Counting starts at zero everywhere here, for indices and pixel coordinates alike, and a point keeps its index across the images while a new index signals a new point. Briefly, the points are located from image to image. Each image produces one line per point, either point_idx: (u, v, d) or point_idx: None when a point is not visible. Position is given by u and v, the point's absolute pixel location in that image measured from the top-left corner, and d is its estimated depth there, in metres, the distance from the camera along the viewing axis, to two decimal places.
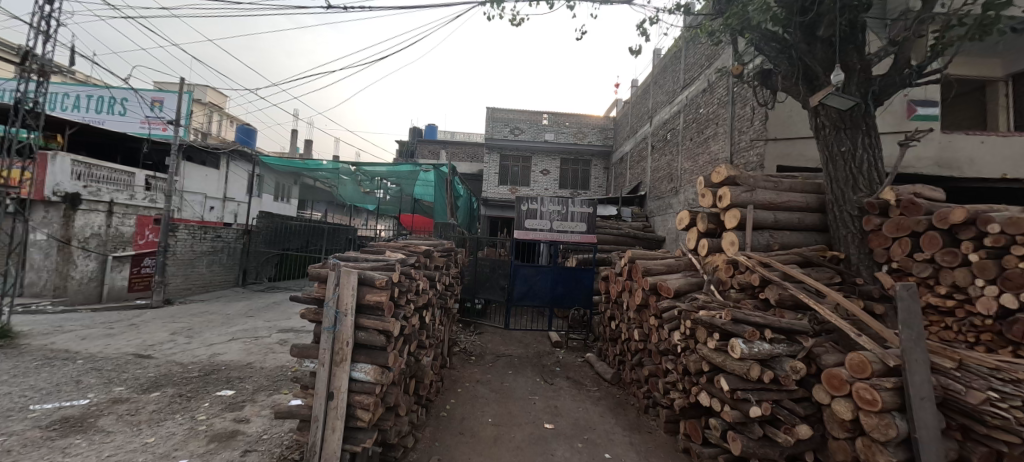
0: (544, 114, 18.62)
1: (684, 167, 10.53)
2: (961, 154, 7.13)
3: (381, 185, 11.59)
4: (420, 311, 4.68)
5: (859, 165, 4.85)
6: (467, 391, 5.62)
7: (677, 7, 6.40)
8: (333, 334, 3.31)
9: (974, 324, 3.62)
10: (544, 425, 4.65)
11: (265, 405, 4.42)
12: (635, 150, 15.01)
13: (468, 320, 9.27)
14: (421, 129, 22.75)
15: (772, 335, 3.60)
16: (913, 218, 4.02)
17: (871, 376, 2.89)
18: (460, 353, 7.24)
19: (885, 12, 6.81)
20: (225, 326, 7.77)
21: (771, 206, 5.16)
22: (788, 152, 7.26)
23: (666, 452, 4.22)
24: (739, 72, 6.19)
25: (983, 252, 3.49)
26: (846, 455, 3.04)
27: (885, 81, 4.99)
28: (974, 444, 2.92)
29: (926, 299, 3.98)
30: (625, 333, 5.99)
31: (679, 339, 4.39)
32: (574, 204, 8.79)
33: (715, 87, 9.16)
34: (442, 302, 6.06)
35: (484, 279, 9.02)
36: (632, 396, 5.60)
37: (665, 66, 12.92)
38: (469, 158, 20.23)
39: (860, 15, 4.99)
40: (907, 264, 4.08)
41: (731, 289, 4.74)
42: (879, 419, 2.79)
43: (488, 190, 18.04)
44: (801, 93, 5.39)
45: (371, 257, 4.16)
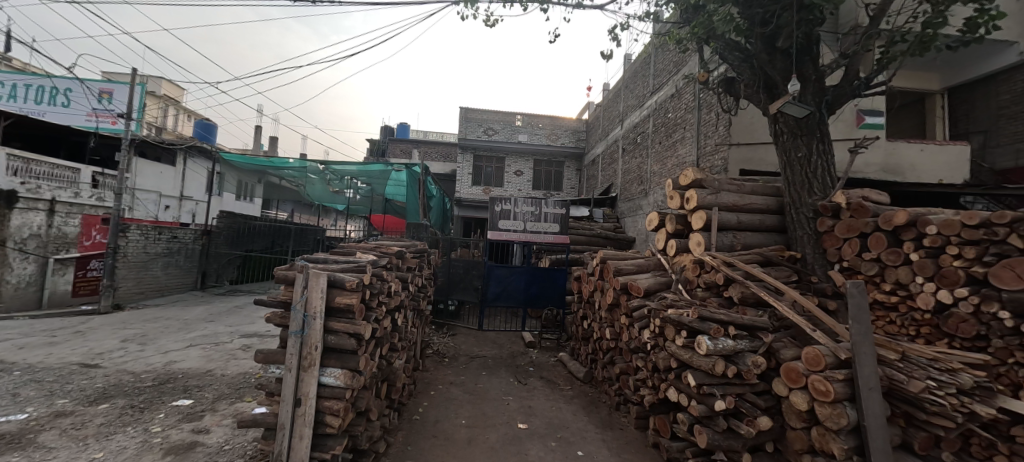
0: (517, 115, 18.70)
1: (653, 169, 10.84)
2: (904, 161, 7.69)
3: (351, 184, 11.33)
4: (392, 313, 4.61)
5: (814, 169, 5.15)
6: (441, 393, 5.56)
7: (647, 14, 6.59)
8: (301, 338, 3.20)
9: (914, 318, 3.88)
10: (517, 425, 4.67)
11: (227, 413, 4.22)
12: (606, 153, 15.31)
13: (441, 321, 9.17)
14: (393, 128, 22.36)
15: (735, 332, 3.75)
16: (862, 220, 4.33)
17: (824, 369, 3.08)
18: (433, 355, 7.16)
19: (837, 26, 7.24)
20: (183, 332, 7.35)
21: (734, 208, 5.39)
22: (750, 156, 7.61)
23: (637, 447, 4.33)
24: (705, 79, 6.43)
25: (922, 252, 3.77)
26: (803, 444, 3.22)
27: (838, 91, 5.30)
28: (915, 429, 3.18)
29: (873, 295, 4.25)
30: (597, 332, 6.10)
31: (649, 337, 4.51)
32: (547, 205, 8.87)
33: (683, 93, 9.48)
34: (415, 304, 5.97)
35: (457, 280, 8.97)
36: (604, 393, 5.71)
37: (635, 70, 13.26)
38: (442, 158, 20.04)
39: (815, 29, 5.28)
40: (856, 264, 4.37)
41: (697, 288, 4.91)
42: (832, 409, 2.97)
43: (461, 190, 17.92)
44: (762, 100, 5.66)
45: (341, 259, 4.05)
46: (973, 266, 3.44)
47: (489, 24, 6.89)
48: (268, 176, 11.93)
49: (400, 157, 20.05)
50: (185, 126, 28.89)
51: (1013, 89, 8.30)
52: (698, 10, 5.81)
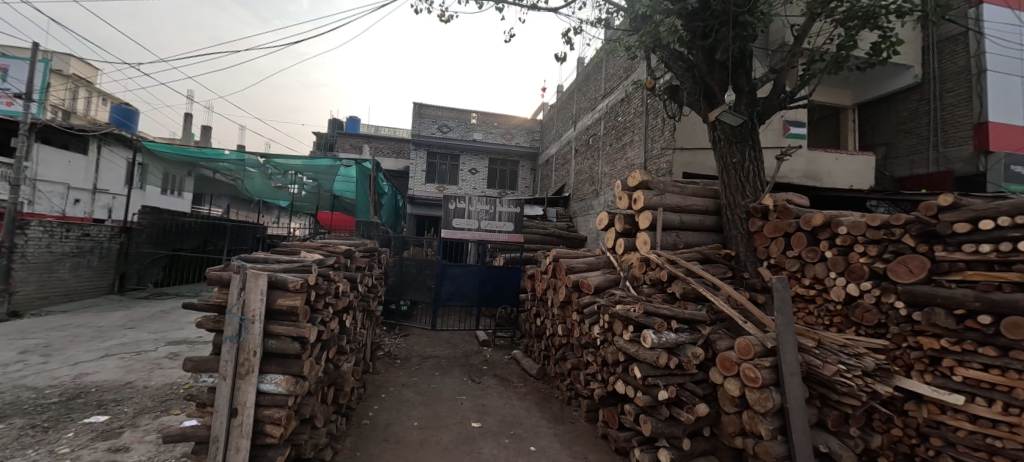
0: (472, 114, 18.58)
1: (604, 171, 11.21)
2: (822, 169, 8.54)
3: (296, 179, 10.68)
4: (340, 314, 4.42)
5: (746, 174, 5.59)
6: (392, 396, 5.41)
7: (599, 20, 6.82)
8: (238, 343, 2.98)
9: (828, 310, 4.32)
10: (471, 424, 4.66)
11: (151, 429, 3.83)
12: (560, 154, 15.65)
13: (393, 322, 8.90)
14: (342, 121, 21.38)
15: (677, 325, 3.98)
16: (786, 221, 4.76)
17: (753, 357, 3.36)
18: (385, 356, 6.95)
19: (767, 42, 7.88)
20: (97, 341, 6.57)
21: (677, 209, 5.73)
22: (692, 160, 8.06)
23: (587, 439, 4.48)
24: (652, 85, 6.73)
25: (835, 249, 4.21)
26: (735, 428, 3.49)
27: (767, 103, 5.80)
28: (828, 408, 3.57)
29: (795, 290, 4.68)
30: (550, 329, 6.22)
31: (598, 333, 4.67)
32: (501, 204, 8.88)
33: (632, 98, 9.90)
34: (365, 305, 5.76)
35: (410, 279, 8.76)
36: (556, 389, 5.85)
37: (588, 74, 13.64)
38: (395, 154, 19.46)
39: (748, 45, 5.71)
40: (781, 261, 4.80)
41: (644, 285, 5.16)
42: (760, 393, 3.24)
43: (414, 187, 17.51)
44: (702, 109, 6.06)
45: (283, 258, 3.84)
46: (875, 262, 3.88)
47: (442, 19, 6.78)
48: (201, 170, 10.95)
49: (350, 152, 19.19)
50: (100, 110, 25.86)
51: (908, 107, 9.71)
52: (645, 19, 6.10)
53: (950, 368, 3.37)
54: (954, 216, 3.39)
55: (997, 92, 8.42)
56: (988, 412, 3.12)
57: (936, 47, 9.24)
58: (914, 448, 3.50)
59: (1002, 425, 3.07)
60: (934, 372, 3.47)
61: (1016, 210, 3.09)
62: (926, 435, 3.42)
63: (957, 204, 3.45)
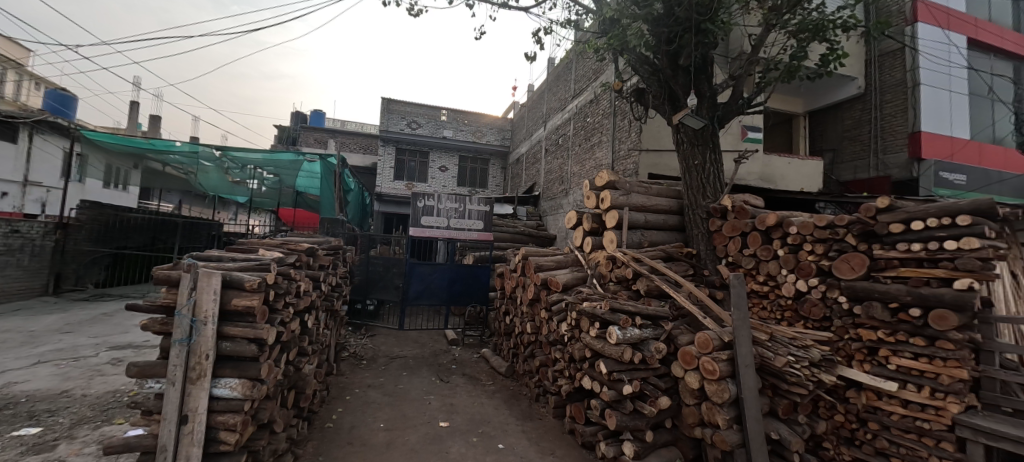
0: (442, 110, 18.32)
1: (573, 171, 11.38)
2: (777, 172, 9.04)
3: (255, 174, 10.24)
4: (301, 315, 4.26)
5: (707, 176, 5.84)
6: (358, 397, 5.27)
7: (569, 21, 6.89)
8: (188, 346, 2.81)
9: (780, 304, 4.57)
10: (439, 424, 4.61)
11: (89, 440, 3.55)
12: (530, 153, 15.76)
13: (358, 323, 8.68)
14: (306, 114, 20.59)
15: (641, 321, 4.10)
16: (742, 221, 4.97)
17: (711, 351, 3.51)
18: (350, 358, 6.75)
19: (727, 50, 8.25)
20: (27, 347, 6.01)
21: (642, 209, 5.91)
22: (657, 162, 8.30)
23: (554, 435, 4.53)
24: (620, 88, 6.88)
25: (787, 248, 4.45)
26: (694, 418, 3.65)
27: (727, 107, 6.06)
28: (779, 398, 3.79)
29: (750, 286, 4.92)
30: (518, 327, 6.25)
31: (566, 330, 4.72)
32: (471, 202, 8.84)
33: (600, 99, 10.10)
34: (328, 304, 5.57)
35: (377, 279, 8.56)
36: (524, 386, 5.89)
37: (558, 75, 13.79)
38: (362, 150, 18.92)
39: (709, 51, 5.96)
40: (738, 259, 5.02)
41: (610, 282, 5.29)
42: (717, 385, 3.40)
43: (381, 184, 17.11)
44: (667, 112, 6.27)
45: (239, 257, 3.65)
46: (821, 260, 4.14)
47: (411, 13, 6.67)
48: (148, 162, 10.18)
49: (314, 147, 18.49)
50: (31, 94, 23.60)
51: (853, 116, 10.44)
52: (613, 23, 6.23)
53: (885, 357, 3.66)
54: (890, 217, 3.68)
55: (929, 104, 9.17)
56: (917, 397, 3.42)
57: (878, 61, 9.95)
58: (854, 432, 3.77)
59: (930, 408, 3.39)
60: (871, 362, 3.76)
61: (943, 212, 3.39)
62: (865, 420, 3.69)
63: (892, 206, 3.74)
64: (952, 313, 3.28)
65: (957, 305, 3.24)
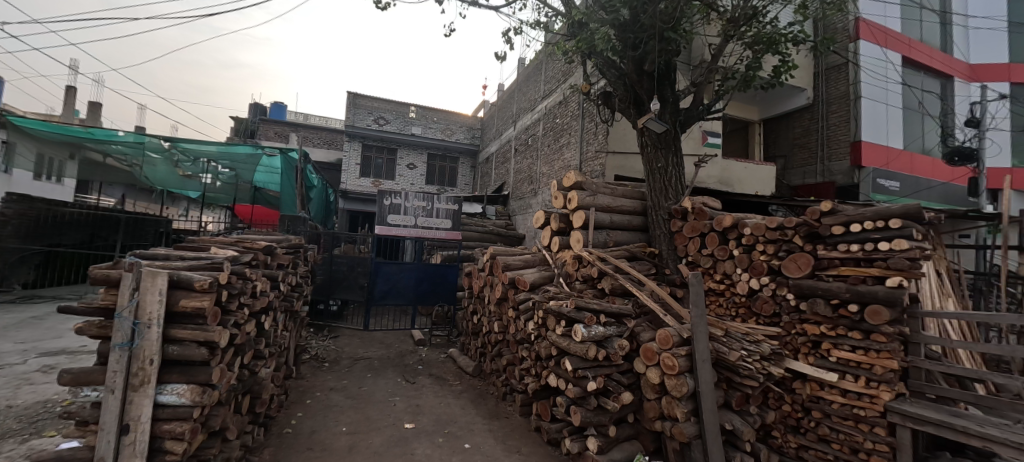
0: (411, 106, 17.97)
1: (542, 171, 11.49)
2: (734, 176, 9.51)
3: (209, 168, 9.57)
4: (258, 316, 4.07)
5: (670, 178, 6.07)
6: (319, 401, 5.10)
7: (538, 22, 6.94)
8: (130, 351, 2.63)
9: (735, 301, 4.81)
10: (404, 425, 4.55)
11: (14, 455, 3.24)
12: (499, 152, 15.78)
13: (321, 323, 8.40)
14: (266, 106, 19.66)
15: (605, 319, 4.21)
16: (701, 222, 5.17)
17: (671, 347, 3.65)
18: (311, 360, 6.53)
19: (689, 58, 8.57)
20: None
21: (608, 209, 6.06)
22: (623, 164, 8.53)
23: (520, 433, 4.57)
24: (588, 90, 7.00)
25: (741, 248, 4.67)
26: (655, 413, 3.78)
27: (688, 113, 6.31)
28: (733, 390, 3.98)
29: (708, 284, 5.14)
30: (486, 326, 6.25)
31: (533, 328, 4.76)
32: (439, 201, 8.75)
33: (569, 101, 10.26)
34: (288, 305, 5.35)
35: (340, 278, 8.32)
36: (491, 385, 5.89)
37: (528, 75, 13.88)
38: (326, 145, 18.30)
39: (672, 58, 6.17)
40: (698, 258, 5.23)
41: (576, 281, 5.38)
42: (676, 380, 3.53)
43: (347, 181, 16.62)
44: (632, 115, 6.45)
45: (189, 256, 3.45)
46: (772, 259, 4.38)
47: (378, 6, 6.51)
48: (86, 152, 9.38)
49: (274, 141, 17.67)
50: None
51: (802, 125, 11.15)
52: (581, 26, 6.34)
53: (827, 350, 3.93)
54: (833, 220, 3.94)
55: (869, 116, 9.91)
56: (854, 386, 3.69)
57: (825, 74, 10.66)
58: (799, 420, 4.04)
59: (865, 397, 3.66)
60: (815, 354, 4.03)
61: (878, 216, 3.68)
62: (809, 409, 3.96)
63: (834, 210, 4.02)
64: (885, 309, 3.56)
65: (890, 300, 3.53)
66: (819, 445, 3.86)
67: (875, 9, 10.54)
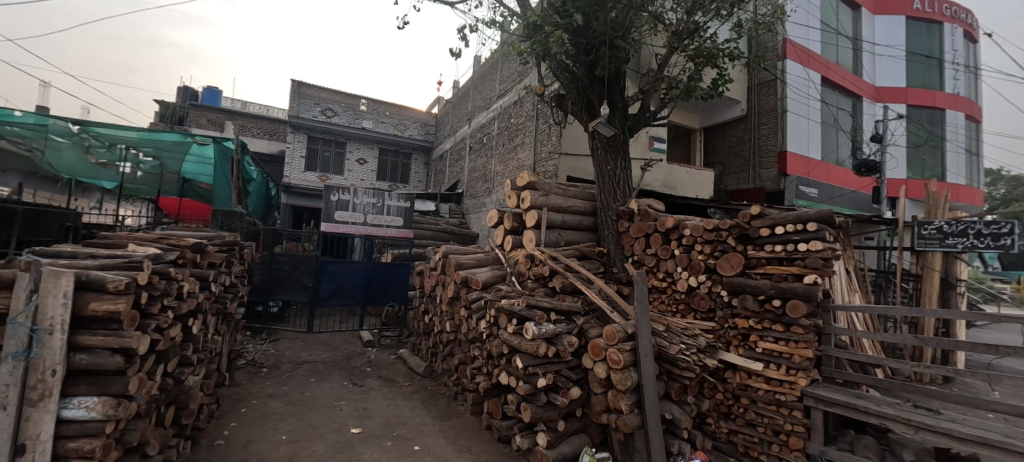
0: (361, 99, 17.31)
1: (496, 170, 11.53)
2: (677, 180, 10.08)
3: (128, 156, 8.58)
4: (184, 319, 3.73)
5: (618, 181, 6.32)
6: (256, 409, 4.77)
7: (494, 22, 6.95)
8: (26, 362, 2.31)
9: (676, 298, 5.11)
10: (350, 430, 4.38)
11: None
12: (454, 149, 15.61)
13: (259, 326, 7.87)
14: (197, 90, 18.03)
15: (555, 317, 4.32)
16: (647, 223, 5.43)
17: (617, 342, 3.80)
18: (248, 366, 6.10)
19: (638, 66, 8.96)
20: None
21: (560, 210, 6.21)
22: (575, 166, 8.76)
23: (471, 432, 4.55)
24: (542, 92, 7.11)
25: (681, 248, 4.96)
26: (602, 406, 3.92)
27: (636, 119, 6.59)
28: (674, 381, 4.23)
29: (652, 282, 5.42)
30: (438, 326, 6.17)
31: (484, 327, 4.77)
32: (390, 198, 8.78)
33: (523, 102, 10.38)
34: (220, 306, 4.96)
35: (281, 278, 7.85)
36: (443, 385, 5.83)
37: (483, 74, 13.86)
38: (267, 136, 17.12)
39: (622, 66, 6.41)
40: (643, 257, 5.49)
41: (529, 279, 5.47)
42: (621, 374, 3.69)
43: (290, 175, 15.60)
44: (584, 119, 6.62)
45: (102, 254, 3.10)
46: (708, 259, 4.69)
47: None
48: None
49: (207, 129, 16.25)
50: None
51: (737, 134, 12.06)
52: (536, 28, 6.42)
53: (754, 342, 4.30)
54: (761, 223, 4.31)
55: (793, 129, 10.91)
56: (777, 374, 4.06)
57: (756, 89, 11.58)
58: (730, 407, 4.38)
59: (786, 383, 4.03)
60: (744, 346, 4.39)
61: (798, 220, 4.07)
62: (738, 396, 4.30)
63: (762, 213, 4.38)
64: (803, 303, 3.94)
65: (807, 296, 3.91)
66: (747, 429, 4.20)
67: (800, 32, 11.63)
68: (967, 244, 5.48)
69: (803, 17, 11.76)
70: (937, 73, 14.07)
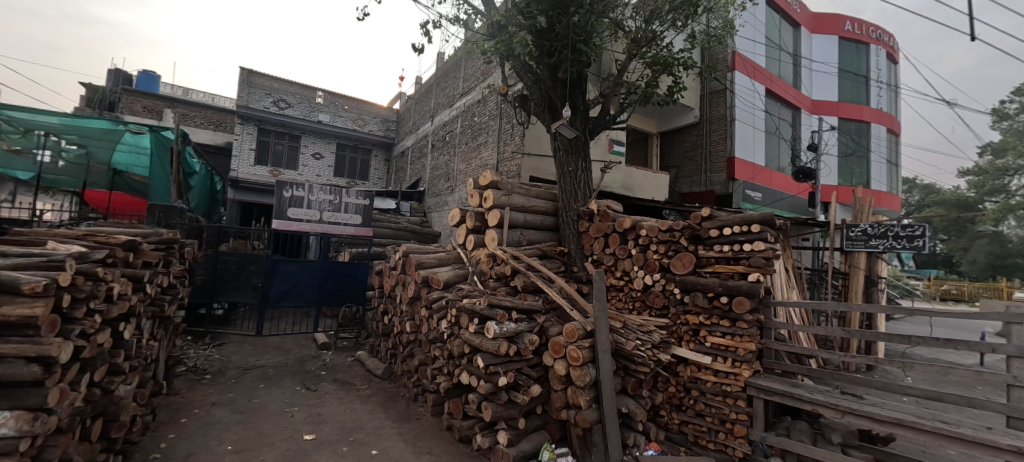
0: (318, 91, 16.59)
1: (459, 168, 11.43)
2: (635, 182, 10.44)
3: (48, 143, 7.71)
4: (114, 323, 3.41)
5: (579, 182, 6.47)
6: (198, 419, 4.45)
7: (458, 19, 6.89)
8: None
9: (632, 295, 5.31)
10: (303, 437, 4.20)
11: None
12: (415, 146, 15.32)
13: (201, 331, 7.35)
14: (131, 75, 16.54)
15: (517, 316, 4.35)
16: (606, 224, 5.61)
17: (576, 340, 3.88)
18: (188, 372, 5.67)
19: (599, 70, 9.20)
20: None
21: (523, 209, 6.26)
22: (537, 166, 8.87)
23: (431, 434, 4.49)
24: (505, 92, 7.12)
25: (638, 247, 5.16)
26: (561, 402, 4.00)
27: (596, 122, 6.75)
28: (630, 376, 4.39)
29: (610, 280, 5.60)
30: (397, 327, 6.04)
31: (445, 327, 4.72)
32: (348, 195, 8.56)
33: (487, 101, 10.36)
34: (157, 309, 4.58)
35: (227, 278, 7.38)
36: (402, 387, 5.72)
37: (447, 70, 13.69)
38: (213, 126, 15.97)
39: (584, 70, 6.55)
40: (602, 257, 5.66)
41: (490, 279, 5.47)
42: (580, 370, 3.77)
43: (238, 168, 14.64)
44: (547, 120, 6.71)
45: (14, 252, 2.77)
46: (663, 258, 4.91)
47: None
48: None
49: (142, 116, 14.99)
50: None
51: (690, 140, 12.69)
52: (500, 28, 6.44)
53: (704, 337, 4.56)
54: (710, 224, 4.56)
55: (740, 136, 11.63)
56: (723, 366, 4.32)
57: (708, 97, 12.22)
58: (681, 399, 4.61)
59: (731, 375, 4.30)
60: (694, 341, 4.64)
61: (744, 221, 4.33)
62: (689, 388, 4.54)
63: (712, 215, 4.64)
64: (747, 299, 4.21)
65: (751, 293, 4.18)
66: (696, 419, 4.44)
67: (747, 46, 12.41)
68: (887, 245, 6.07)
69: (750, 32, 12.56)
70: (864, 90, 15.48)
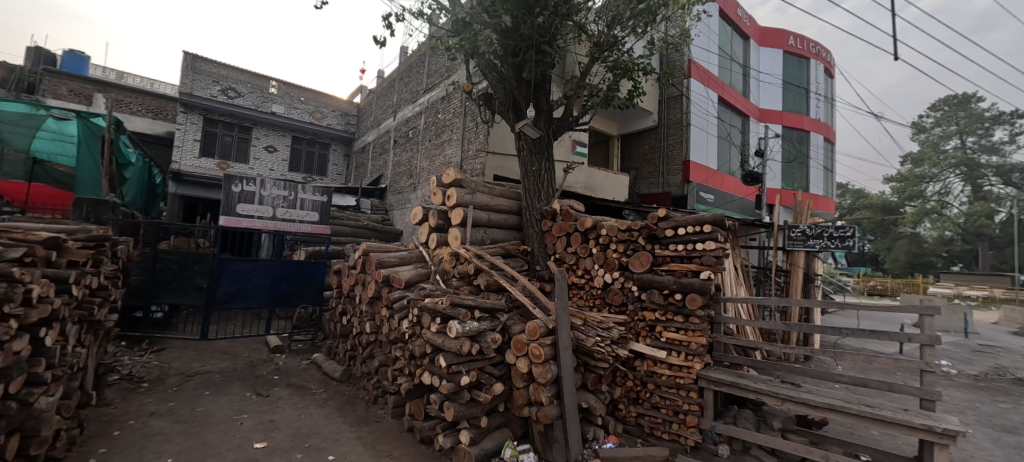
0: (271, 81, 15.73)
1: (421, 166, 11.24)
2: (596, 182, 10.71)
3: None
4: (33, 330, 3.08)
5: (543, 182, 6.56)
6: (134, 430, 4.12)
7: (421, 13, 6.76)
8: None
9: (593, 293, 5.46)
10: (253, 445, 3.99)
11: None
12: (376, 142, 14.93)
13: (136, 336, 6.78)
14: (54, 55, 14.95)
15: (479, 315, 4.35)
16: (568, 223, 5.72)
17: (538, 337, 3.93)
18: (122, 381, 5.22)
19: (562, 72, 9.38)
20: None
21: (486, 208, 6.26)
22: (501, 165, 8.90)
23: (391, 436, 4.40)
24: (470, 89, 7.07)
25: (598, 246, 5.30)
26: (523, 399, 4.03)
27: (559, 123, 6.85)
28: (590, 372, 4.51)
29: (572, 279, 5.72)
30: (356, 327, 5.86)
31: (407, 327, 4.63)
32: (304, 191, 8.20)
33: (451, 98, 10.24)
34: (85, 312, 4.19)
35: (167, 278, 6.86)
36: (361, 389, 5.57)
37: (410, 65, 13.39)
38: (152, 114, 14.74)
39: (548, 71, 6.64)
40: (564, 255, 5.78)
41: (453, 278, 5.41)
42: (542, 367, 3.82)
43: (180, 160, 13.57)
44: (511, 119, 6.74)
45: None
46: (622, 257, 5.08)
47: None
48: None
49: (68, 100, 13.61)
50: None
51: (649, 143, 13.17)
52: (466, 25, 6.43)
53: (659, 332, 4.76)
54: (666, 224, 4.77)
55: (695, 141, 12.23)
56: (676, 360, 4.54)
57: (666, 102, 12.74)
58: (638, 393, 4.79)
59: (684, 368, 4.52)
60: (650, 336, 4.83)
61: (696, 222, 4.56)
62: (645, 382, 4.73)
63: (667, 216, 4.85)
64: (699, 296, 4.42)
65: (702, 290, 4.39)
66: (652, 412, 4.63)
67: (702, 55, 13.05)
68: (822, 244, 6.60)
69: (705, 41, 13.22)
70: (805, 101, 16.70)
